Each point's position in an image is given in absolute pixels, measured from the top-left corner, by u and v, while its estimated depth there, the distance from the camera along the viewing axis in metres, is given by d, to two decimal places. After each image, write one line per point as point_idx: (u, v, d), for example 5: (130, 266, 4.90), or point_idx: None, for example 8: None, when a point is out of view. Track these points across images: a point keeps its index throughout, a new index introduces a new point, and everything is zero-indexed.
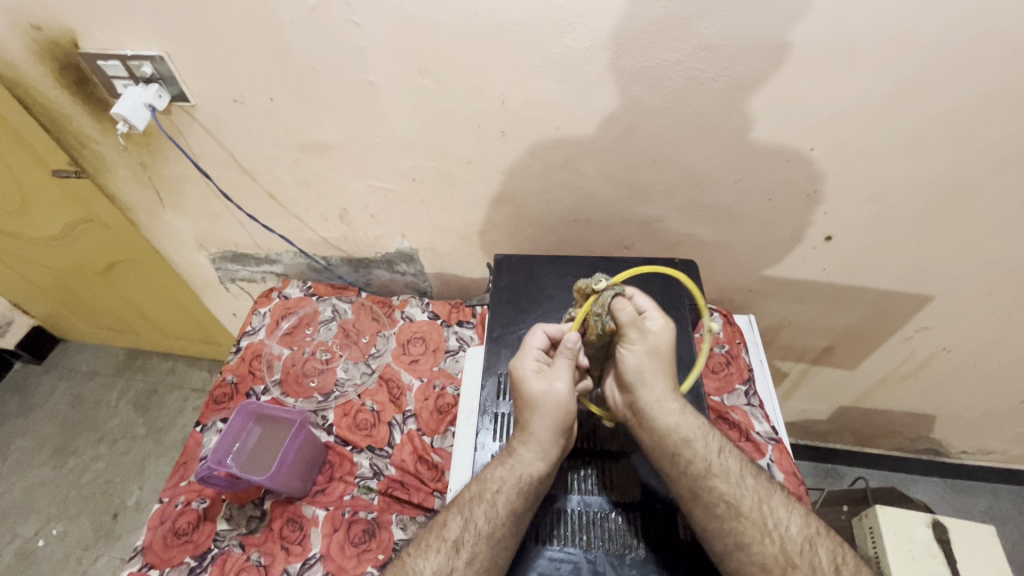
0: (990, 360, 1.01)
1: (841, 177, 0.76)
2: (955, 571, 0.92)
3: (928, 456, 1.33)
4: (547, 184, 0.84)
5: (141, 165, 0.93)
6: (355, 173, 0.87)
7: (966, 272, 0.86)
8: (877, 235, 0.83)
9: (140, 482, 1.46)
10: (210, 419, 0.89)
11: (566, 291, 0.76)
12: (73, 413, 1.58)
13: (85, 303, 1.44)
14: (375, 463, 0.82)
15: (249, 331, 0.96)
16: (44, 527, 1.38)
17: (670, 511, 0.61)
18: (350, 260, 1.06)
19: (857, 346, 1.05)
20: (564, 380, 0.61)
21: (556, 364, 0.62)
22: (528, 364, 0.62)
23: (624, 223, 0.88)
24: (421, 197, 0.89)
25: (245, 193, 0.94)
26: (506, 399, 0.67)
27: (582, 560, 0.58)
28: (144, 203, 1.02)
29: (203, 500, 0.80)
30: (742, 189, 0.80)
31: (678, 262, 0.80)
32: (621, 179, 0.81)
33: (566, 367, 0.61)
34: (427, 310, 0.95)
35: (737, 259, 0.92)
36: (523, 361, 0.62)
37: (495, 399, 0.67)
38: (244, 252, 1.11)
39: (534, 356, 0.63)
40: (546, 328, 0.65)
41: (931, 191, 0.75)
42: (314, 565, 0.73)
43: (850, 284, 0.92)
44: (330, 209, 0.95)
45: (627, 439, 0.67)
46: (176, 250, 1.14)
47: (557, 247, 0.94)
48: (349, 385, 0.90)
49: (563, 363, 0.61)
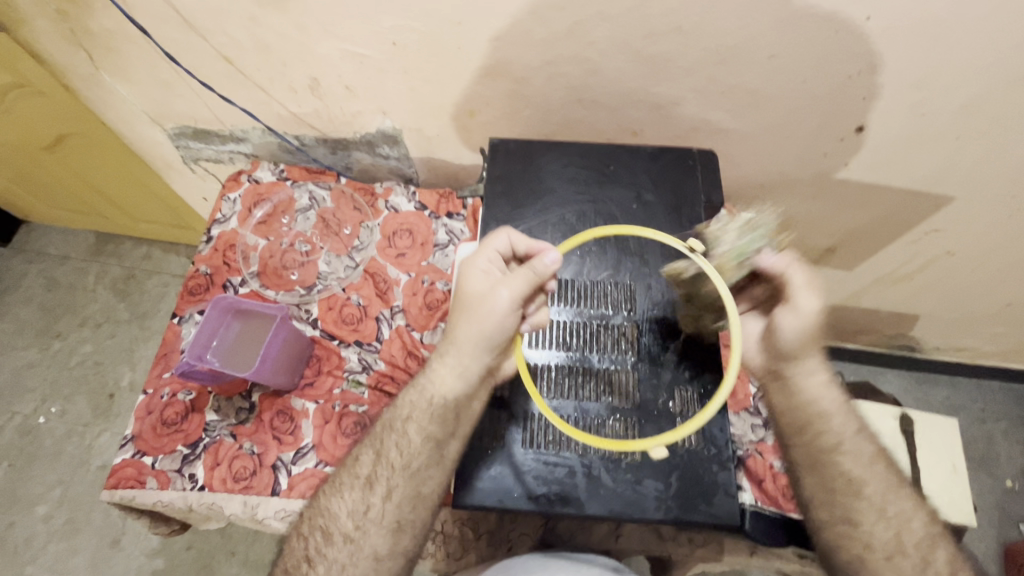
0: (991, 263, 0.99)
1: (896, 55, 0.65)
2: (912, 458, 0.97)
3: (901, 352, 1.38)
4: (550, 56, 0.72)
5: (61, 14, 0.78)
6: (324, 34, 0.73)
7: (993, 174, 0.80)
8: (915, 128, 0.74)
9: (131, 364, 1.46)
10: (187, 311, 0.84)
11: (569, 185, 0.68)
12: (50, 296, 1.53)
13: (39, 182, 1.32)
14: (363, 357, 0.81)
15: (220, 219, 0.88)
16: (42, 405, 1.41)
17: (667, 415, 0.57)
18: (325, 141, 0.95)
19: (861, 246, 1.01)
20: (508, 290, 0.53)
21: (514, 274, 0.54)
22: (478, 263, 0.57)
23: (635, 106, 0.78)
24: (404, 66, 0.76)
25: (195, 55, 0.80)
26: None
27: (577, 465, 0.55)
28: (77, 64, 0.89)
29: (189, 392, 0.78)
30: (774, 69, 0.69)
31: (696, 153, 0.71)
32: (637, 51, 0.69)
33: (521, 280, 0.53)
34: (413, 201, 0.88)
35: (755, 148, 0.83)
36: (484, 269, 0.57)
37: None
38: (204, 129, 0.98)
39: (489, 257, 0.57)
40: (513, 233, 0.58)
41: (987, 78, 0.66)
42: (307, 454, 0.74)
43: (871, 180, 0.85)
44: (298, 78, 0.82)
45: (650, 350, 0.60)
46: (128, 121, 1.01)
47: (557, 131, 0.85)
48: (332, 279, 0.86)
49: (520, 274, 0.53)
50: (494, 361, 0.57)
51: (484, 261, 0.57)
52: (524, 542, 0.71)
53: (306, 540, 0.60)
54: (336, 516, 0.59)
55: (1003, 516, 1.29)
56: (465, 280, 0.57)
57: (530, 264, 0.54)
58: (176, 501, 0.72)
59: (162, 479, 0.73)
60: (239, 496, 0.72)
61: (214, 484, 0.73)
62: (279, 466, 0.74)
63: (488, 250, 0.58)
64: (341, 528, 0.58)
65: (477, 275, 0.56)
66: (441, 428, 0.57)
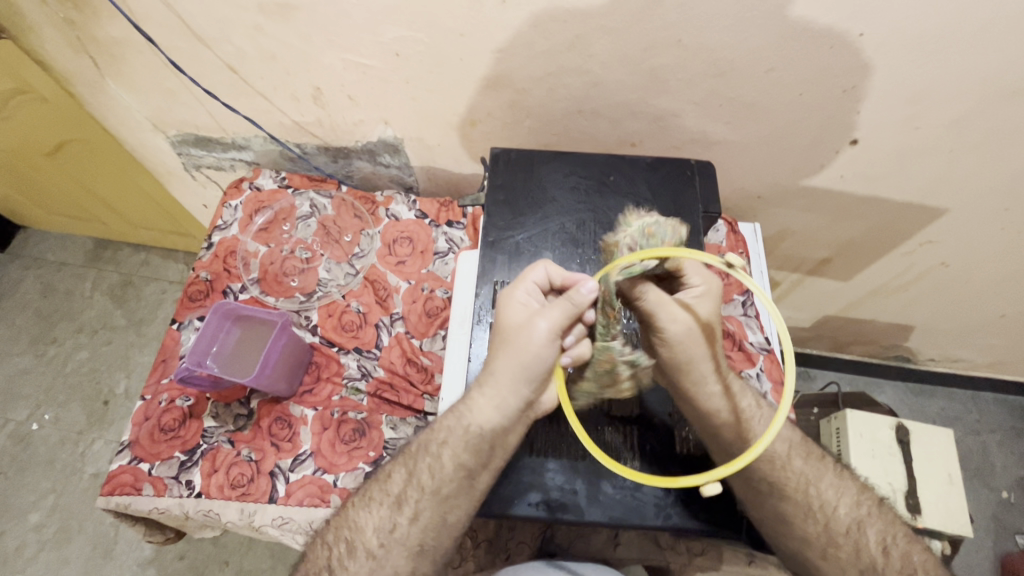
0: (985, 275, 1.00)
1: (888, 70, 0.67)
2: (908, 468, 0.97)
3: (897, 363, 1.38)
4: (550, 67, 0.73)
5: (68, 22, 0.79)
6: (328, 44, 0.74)
7: (985, 186, 0.81)
8: (909, 140, 0.76)
9: (126, 371, 1.45)
10: (186, 317, 0.84)
11: (569, 195, 0.69)
12: (47, 302, 1.53)
13: (39, 188, 1.32)
14: (363, 364, 0.81)
15: (220, 225, 0.89)
16: (36, 412, 1.40)
17: (667, 426, 0.60)
18: (327, 149, 0.96)
19: (856, 257, 1.02)
20: (548, 320, 0.52)
21: (553, 305, 0.53)
22: (519, 294, 0.55)
23: (634, 117, 0.79)
24: (407, 76, 0.78)
25: (200, 64, 0.81)
26: None
27: (577, 471, 0.56)
28: (82, 72, 0.89)
29: (187, 398, 0.77)
30: (770, 82, 0.71)
31: (694, 164, 0.72)
32: (636, 63, 0.71)
33: (559, 311, 0.52)
34: (413, 209, 0.89)
35: (751, 160, 0.84)
36: (522, 301, 0.55)
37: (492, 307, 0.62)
38: (206, 136, 0.98)
39: (528, 288, 0.56)
40: (552, 266, 0.56)
41: (977, 92, 0.68)
42: (305, 461, 0.74)
43: (865, 192, 0.87)
44: (301, 87, 0.83)
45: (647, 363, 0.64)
46: (131, 128, 1.02)
47: (557, 141, 0.86)
48: (332, 286, 0.86)
49: (559, 304, 0.52)
50: (534, 395, 0.55)
51: (522, 292, 0.55)
52: (523, 551, 0.71)
53: (329, 551, 0.57)
54: (362, 530, 0.57)
55: (999, 528, 1.29)
56: (505, 314, 0.55)
57: (569, 295, 0.53)
58: (173, 508, 0.72)
59: (158, 486, 0.72)
60: (236, 503, 0.72)
61: (211, 490, 0.72)
62: (277, 473, 0.73)
63: (527, 282, 0.56)
64: (365, 543, 0.56)
65: (516, 307, 0.55)
66: (440, 436, 0.57)
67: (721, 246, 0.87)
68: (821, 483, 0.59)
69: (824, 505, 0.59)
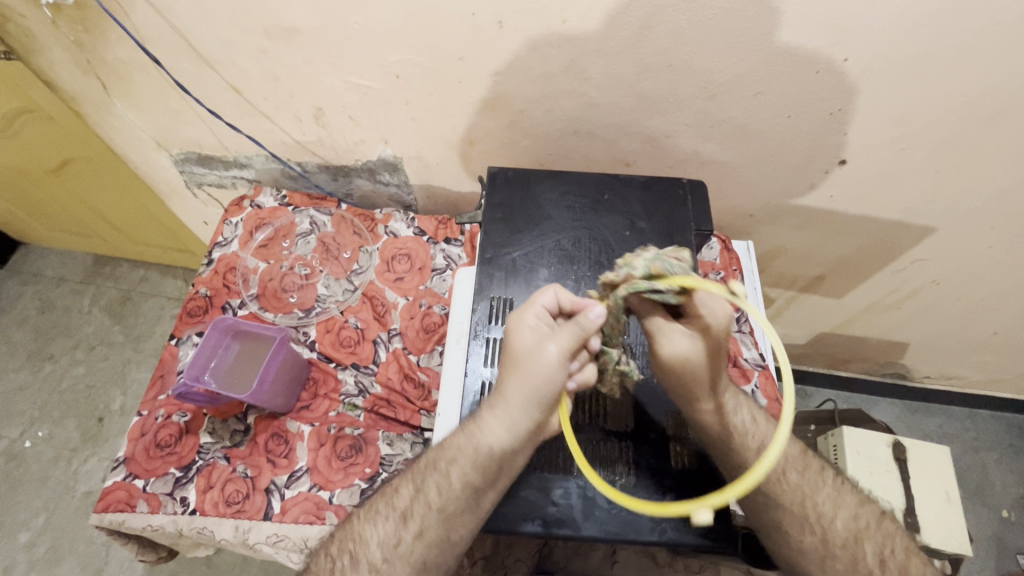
0: (977, 292, 1.01)
1: (874, 94, 0.69)
2: (905, 485, 0.97)
3: (893, 380, 1.39)
4: (547, 89, 0.75)
5: (77, 44, 0.81)
6: (331, 67, 0.76)
7: (973, 205, 0.83)
8: (896, 161, 0.78)
9: (123, 388, 1.45)
10: (185, 333, 0.84)
11: (565, 212, 0.70)
12: (44, 318, 1.53)
13: (41, 205, 1.34)
14: (360, 380, 0.81)
15: (221, 242, 0.90)
16: (29, 429, 1.39)
17: (663, 440, 0.61)
18: (327, 168, 0.98)
19: (849, 274, 1.04)
20: (559, 346, 0.52)
21: (562, 329, 0.53)
22: (527, 318, 0.54)
23: (629, 137, 0.81)
24: (407, 97, 0.79)
25: (205, 84, 0.83)
26: (499, 323, 0.63)
27: (573, 486, 0.57)
28: (89, 92, 0.91)
29: (184, 414, 0.78)
30: (760, 104, 0.73)
31: (687, 182, 0.73)
32: (630, 86, 0.73)
33: (569, 336, 0.52)
34: (412, 226, 0.91)
35: (744, 179, 0.86)
36: (531, 325, 0.54)
37: (487, 322, 0.63)
38: (209, 154, 1.00)
39: (536, 312, 0.55)
40: (559, 290, 0.56)
41: (961, 115, 0.70)
42: (301, 477, 0.74)
43: (856, 212, 0.88)
44: (303, 107, 0.85)
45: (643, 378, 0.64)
46: (134, 147, 1.04)
47: (553, 160, 0.88)
48: (330, 302, 0.87)
49: (568, 329, 0.52)
50: (544, 417, 0.54)
51: (530, 317, 0.54)
52: (520, 568, 0.73)
53: (333, 563, 0.57)
54: (367, 543, 0.57)
55: (999, 547, 1.29)
56: (514, 339, 0.54)
57: (578, 320, 0.53)
58: (167, 525, 0.71)
59: (153, 503, 0.72)
60: (231, 520, 0.71)
61: (205, 508, 0.72)
62: (272, 490, 0.73)
63: (535, 306, 0.55)
64: (369, 556, 0.56)
65: (526, 334, 0.54)
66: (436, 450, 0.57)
67: (714, 264, 0.88)
68: (816, 498, 0.60)
69: (819, 518, 0.59)
